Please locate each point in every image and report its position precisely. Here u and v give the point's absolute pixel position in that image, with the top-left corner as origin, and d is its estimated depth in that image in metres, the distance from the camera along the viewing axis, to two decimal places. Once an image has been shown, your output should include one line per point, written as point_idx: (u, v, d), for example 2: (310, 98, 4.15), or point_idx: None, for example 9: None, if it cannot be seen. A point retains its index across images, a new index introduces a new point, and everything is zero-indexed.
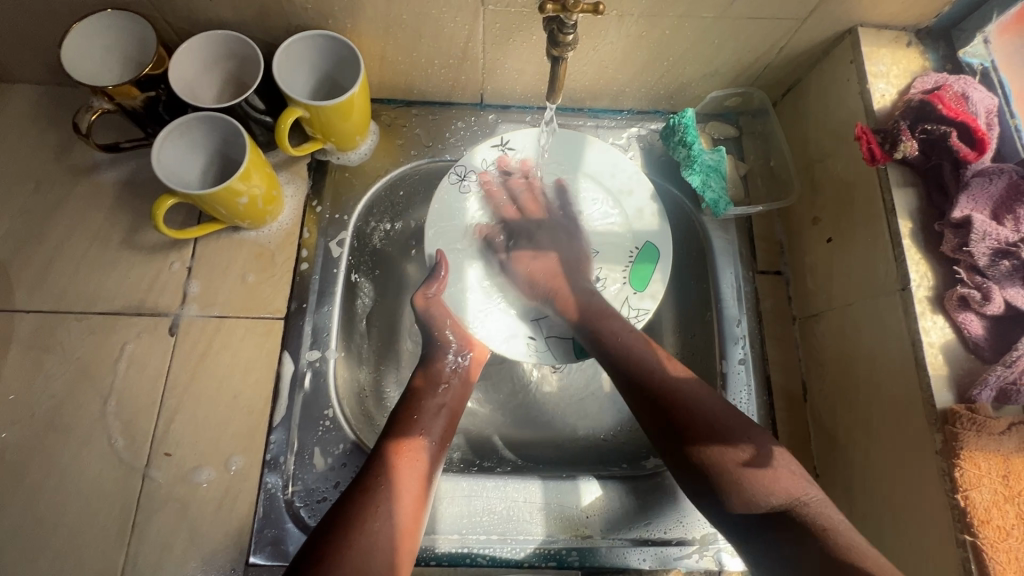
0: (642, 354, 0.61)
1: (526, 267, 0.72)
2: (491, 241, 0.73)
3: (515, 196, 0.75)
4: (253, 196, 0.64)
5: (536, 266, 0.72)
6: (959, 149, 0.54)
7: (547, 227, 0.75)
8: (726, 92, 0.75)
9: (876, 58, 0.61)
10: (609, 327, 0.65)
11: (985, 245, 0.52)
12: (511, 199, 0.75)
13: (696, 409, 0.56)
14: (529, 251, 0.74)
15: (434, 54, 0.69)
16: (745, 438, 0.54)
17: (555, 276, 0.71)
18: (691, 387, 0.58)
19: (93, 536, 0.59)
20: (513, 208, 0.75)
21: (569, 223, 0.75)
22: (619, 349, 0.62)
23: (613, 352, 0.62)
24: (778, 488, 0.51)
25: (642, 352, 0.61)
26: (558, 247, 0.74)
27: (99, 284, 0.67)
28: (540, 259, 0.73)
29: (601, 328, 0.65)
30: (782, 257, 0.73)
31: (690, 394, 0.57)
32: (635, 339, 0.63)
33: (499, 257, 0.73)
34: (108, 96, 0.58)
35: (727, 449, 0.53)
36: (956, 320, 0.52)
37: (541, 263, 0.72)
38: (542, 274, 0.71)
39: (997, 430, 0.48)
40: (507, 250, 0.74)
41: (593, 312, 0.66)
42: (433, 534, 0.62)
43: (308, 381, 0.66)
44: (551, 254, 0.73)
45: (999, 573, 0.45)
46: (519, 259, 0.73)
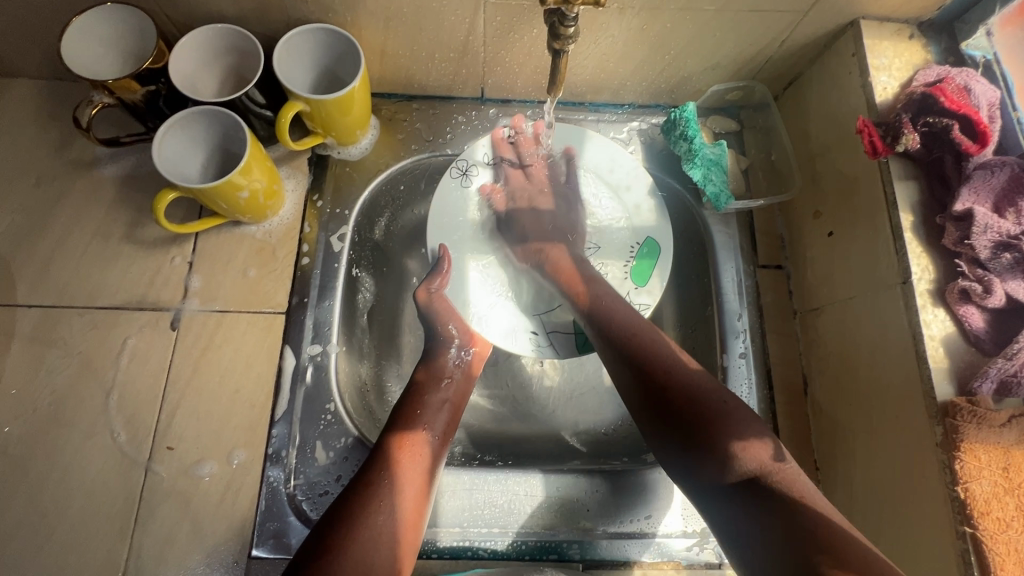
0: (627, 321, 0.62)
1: (522, 230, 0.74)
2: (494, 201, 0.74)
3: (524, 159, 0.75)
4: (254, 191, 0.64)
5: (534, 232, 0.73)
6: (961, 142, 0.54)
7: (546, 194, 0.75)
8: (727, 86, 0.75)
9: (878, 51, 0.61)
10: (596, 293, 0.66)
11: (986, 238, 0.52)
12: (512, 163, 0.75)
13: (676, 375, 0.57)
14: (530, 215, 0.74)
15: (435, 48, 0.68)
16: (719, 405, 0.54)
17: (547, 243, 0.72)
18: (670, 355, 0.59)
19: (96, 529, 0.59)
20: (521, 174, 0.76)
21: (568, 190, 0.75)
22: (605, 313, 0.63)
23: (599, 317, 0.63)
24: (753, 454, 0.51)
25: (628, 319, 0.63)
26: (555, 209, 0.75)
27: (101, 279, 0.68)
28: (536, 224, 0.74)
29: (591, 291, 0.66)
30: (784, 251, 0.73)
31: (670, 359, 0.58)
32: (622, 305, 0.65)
33: (500, 215, 0.74)
34: (109, 90, 0.58)
35: (703, 416, 0.54)
36: (957, 313, 0.52)
37: (539, 225, 0.74)
38: (536, 241, 0.72)
39: (997, 423, 0.48)
40: (506, 210, 0.74)
41: (579, 274, 0.68)
42: (434, 527, 0.62)
43: (309, 375, 0.67)
44: (548, 219, 0.74)
45: (998, 564, 0.45)
46: (518, 219, 0.74)
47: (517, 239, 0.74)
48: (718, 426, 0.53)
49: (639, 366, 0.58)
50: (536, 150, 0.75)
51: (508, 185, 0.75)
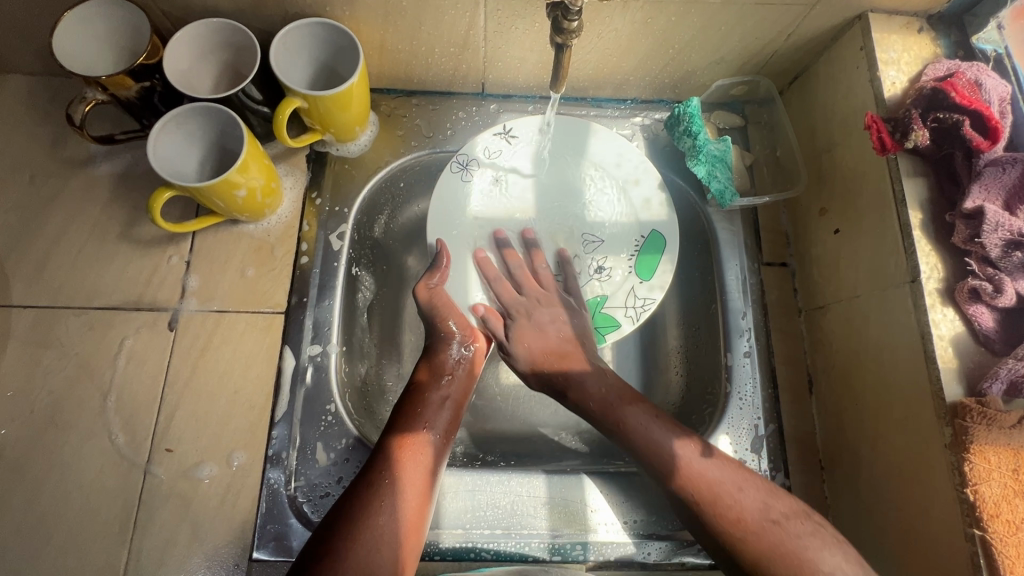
0: (667, 441, 0.58)
1: (527, 351, 0.68)
2: (491, 320, 0.69)
3: (513, 272, 0.71)
4: (252, 188, 0.63)
5: (546, 347, 0.68)
6: (972, 138, 0.53)
7: (546, 303, 0.70)
8: (732, 81, 0.74)
9: (887, 45, 0.60)
10: (630, 414, 0.60)
11: (997, 236, 0.51)
12: (509, 275, 0.71)
13: (735, 502, 0.54)
14: (530, 330, 0.69)
15: (435, 42, 0.67)
16: (795, 535, 0.52)
17: (562, 358, 0.66)
18: (725, 475, 0.55)
19: (95, 534, 0.59)
20: (514, 288, 0.71)
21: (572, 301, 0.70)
22: (643, 440, 0.59)
23: (636, 445, 0.59)
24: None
25: (666, 439, 0.58)
26: (559, 319, 0.69)
27: (97, 278, 0.67)
28: (542, 339, 0.68)
29: (622, 416, 0.61)
30: (788, 248, 0.73)
31: (723, 481, 0.55)
32: (659, 420, 0.60)
33: (501, 340, 0.69)
34: (102, 86, 0.57)
35: (777, 549, 0.51)
36: (967, 313, 0.51)
37: (545, 341, 0.68)
38: (547, 357, 0.67)
39: (1007, 424, 0.47)
40: (507, 327, 0.69)
41: (602, 407, 0.62)
42: (437, 529, 0.62)
43: (309, 376, 0.66)
44: (553, 332, 0.68)
45: (1009, 567, 0.45)
46: (521, 339, 0.69)
47: (525, 363, 0.68)
48: (797, 558, 0.50)
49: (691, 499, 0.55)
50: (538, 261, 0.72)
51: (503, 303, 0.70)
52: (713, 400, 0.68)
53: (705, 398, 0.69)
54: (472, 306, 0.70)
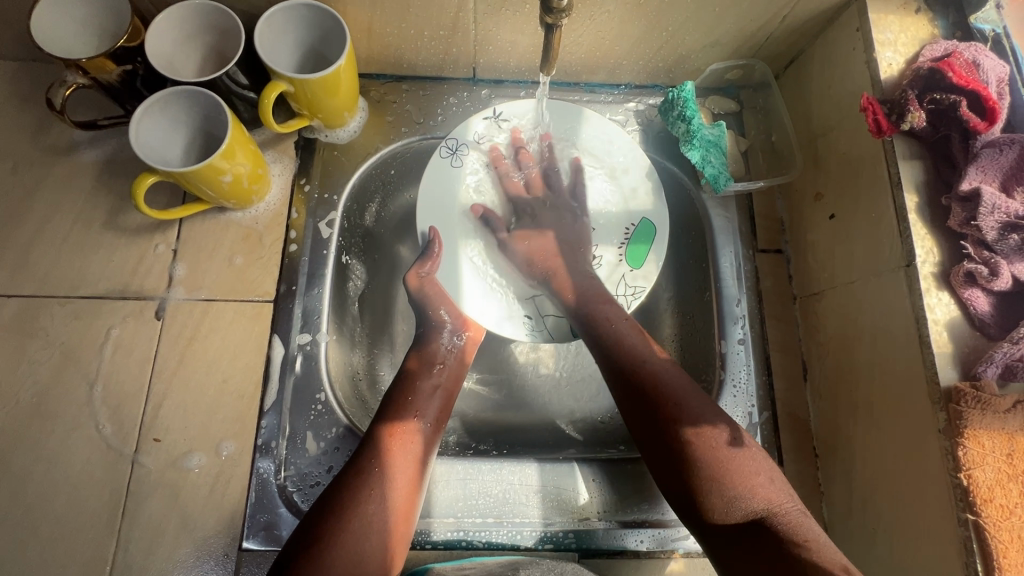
0: (637, 346, 0.59)
1: (527, 245, 0.70)
2: (490, 219, 0.70)
3: (504, 181, 0.72)
4: (238, 175, 0.62)
5: (537, 248, 0.69)
6: (969, 119, 0.52)
7: (548, 210, 0.71)
8: (727, 64, 0.73)
9: (884, 25, 0.59)
10: (606, 313, 0.62)
11: (994, 218, 0.50)
12: (505, 178, 0.72)
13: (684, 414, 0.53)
14: (531, 232, 0.71)
15: (424, 25, 0.66)
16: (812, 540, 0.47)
17: (554, 256, 0.69)
18: (684, 386, 0.55)
19: (83, 524, 0.58)
20: (521, 186, 0.72)
21: (574, 207, 0.71)
22: (614, 337, 0.60)
23: (606, 339, 0.60)
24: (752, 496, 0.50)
25: (637, 344, 0.59)
26: (560, 227, 0.71)
27: (82, 267, 0.66)
28: (543, 239, 0.70)
29: (597, 312, 0.63)
30: (783, 235, 0.72)
31: (679, 391, 0.55)
32: (630, 329, 0.61)
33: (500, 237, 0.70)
34: (83, 69, 0.56)
35: (710, 459, 0.51)
36: (962, 297, 0.50)
37: (539, 242, 0.70)
38: (541, 255, 0.69)
39: (1002, 408, 0.46)
40: (508, 230, 0.71)
41: (590, 295, 0.64)
42: (427, 518, 0.61)
43: (299, 365, 0.65)
44: (556, 237, 0.70)
45: (1002, 551, 0.44)
46: (520, 238, 0.70)
47: (522, 256, 0.69)
48: (723, 465, 0.50)
49: (644, 399, 0.55)
50: (525, 169, 0.73)
51: (511, 203, 0.72)
52: (707, 388, 0.67)
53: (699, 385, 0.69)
54: (471, 208, 0.70)
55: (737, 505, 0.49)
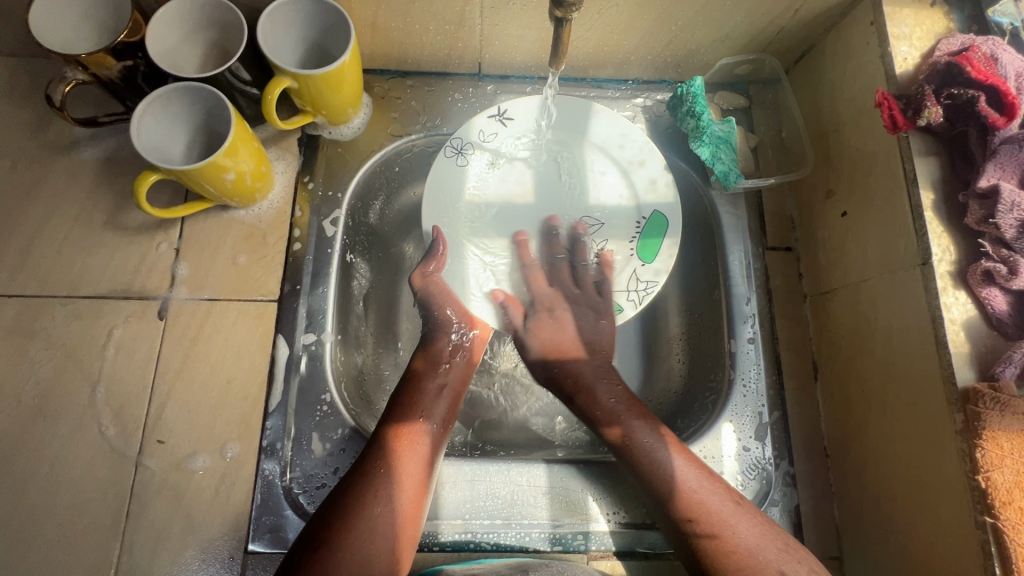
0: (666, 463, 0.56)
1: (540, 343, 0.68)
2: (509, 310, 0.67)
3: (550, 263, 0.71)
4: (241, 172, 0.61)
5: (554, 348, 0.67)
6: (988, 115, 0.51)
7: (574, 302, 0.69)
8: (737, 59, 0.72)
9: (899, 19, 0.58)
10: (635, 427, 0.59)
11: (1013, 216, 0.49)
12: (555, 260, 0.71)
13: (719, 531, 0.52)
14: (548, 326, 0.68)
15: (429, 20, 0.65)
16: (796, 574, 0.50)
17: (564, 358, 0.67)
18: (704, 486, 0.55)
19: (86, 527, 0.57)
20: (546, 278, 0.71)
21: (600, 301, 0.68)
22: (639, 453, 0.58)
23: (633, 461, 0.58)
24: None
25: (666, 462, 0.56)
26: (580, 317, 0.68)
27: (84, 267, 0.65)
28: (562, 335, 0.68)
29: (626, 428, 0.60)
30: (793, 233, 0.71)
31: (719, 517, 0.53)
32: (660, 442, 0.58)
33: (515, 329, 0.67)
34: (82, 65, 0.55)
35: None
36: (980, 296, 0.49)
37: (557, 339, 0.68)
38: (556, 361, 0.67)
39: (1022, 410, 0.45)
40: (527, 321, 0.68)
41: (607, 418, 0.61)
42: (435, 520, 0.61)
43: (304, 365, 0.64)
44: (570, 335, 0.68)
45: (1023, 556, 0.43)
46: (536, 331, 0.68)
47: (537, 354, 0.68)
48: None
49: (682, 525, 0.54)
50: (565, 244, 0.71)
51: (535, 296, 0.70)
52: (716, 387, 0.67)
53: (709, 384, 0.68)
54: (489, 294, 0.68)
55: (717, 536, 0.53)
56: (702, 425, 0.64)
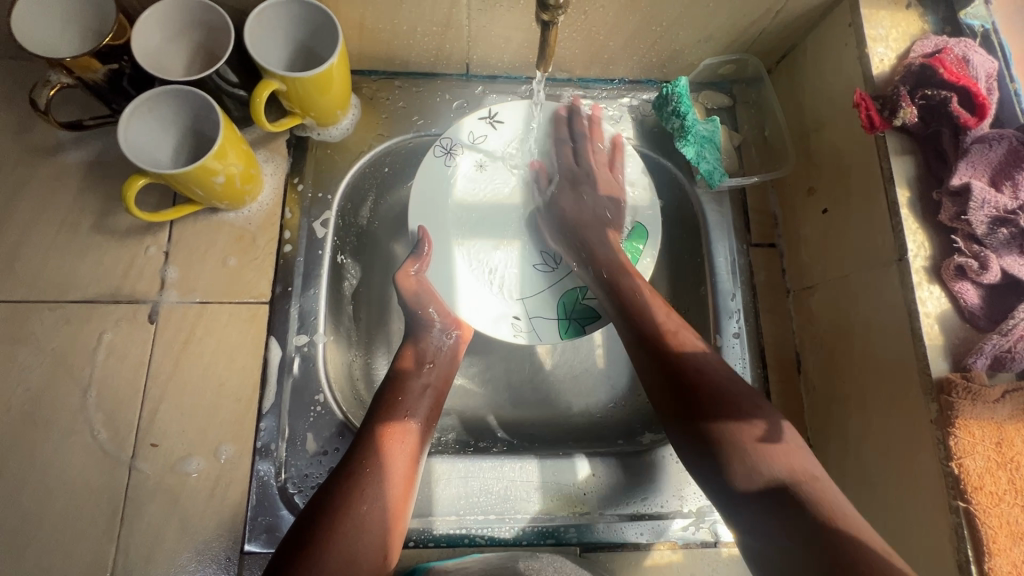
0: (665, 324, 0.60)
1: (558, 208, 0.71)
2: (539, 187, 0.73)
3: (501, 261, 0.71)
4: (230, 175, 0.61)
5: (571, 204, 0.71)
6: (960, 115, 0.53)
7: (579, 186, 0.72)
8: (721, 59, 0.73)
9: (876, 21, 0.59)
10: (673, 332, 0.59)
11: (983, 213, 0.51)
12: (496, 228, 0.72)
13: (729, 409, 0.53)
14: (569, 196, 0.72)
15: (417, 21, 0.65)
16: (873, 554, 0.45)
17: (583, 226, 0.69)
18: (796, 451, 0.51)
19: (80, 533, 0.58)
20: (569, 157, 0.73)
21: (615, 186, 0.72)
22: (638, 305, 0.61)
23: (625, 302, 0.62)
24: (774, 463, 0.50)
25: (658, 315, 0.60)
26: (598, 199, 0.71)
27: (71, 272, 0.64)
28: (571, 211, 0.71)
29: (620, 282, 0.63)
30: (776, 229, 0.73)
31: (722, 383, 0.55)
32: (657, 303, 0.62)
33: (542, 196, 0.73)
34: (67, 69, 0.55)
35: (751, 439, 0.52)
36: (953, 289, 0.51)
37: (580, 210, 0.70)
38: (574, 215, 0.70)
39: (992, 398, 0.48)
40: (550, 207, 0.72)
41: (611, 267, 0.65)
42: (428, 517, 0.62)
43: (296, 366, 0.65)
44: (583, 202, 0.71)
45: (990, 537, 0.46)
46: (558, 198, 0.72)
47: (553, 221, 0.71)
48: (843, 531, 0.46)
49: (673, 369, 0.57)
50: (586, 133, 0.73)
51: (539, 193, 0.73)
52: None
53: None
54: (416, 228, 0.67)
55: (756, 469, 0.51)
56: None
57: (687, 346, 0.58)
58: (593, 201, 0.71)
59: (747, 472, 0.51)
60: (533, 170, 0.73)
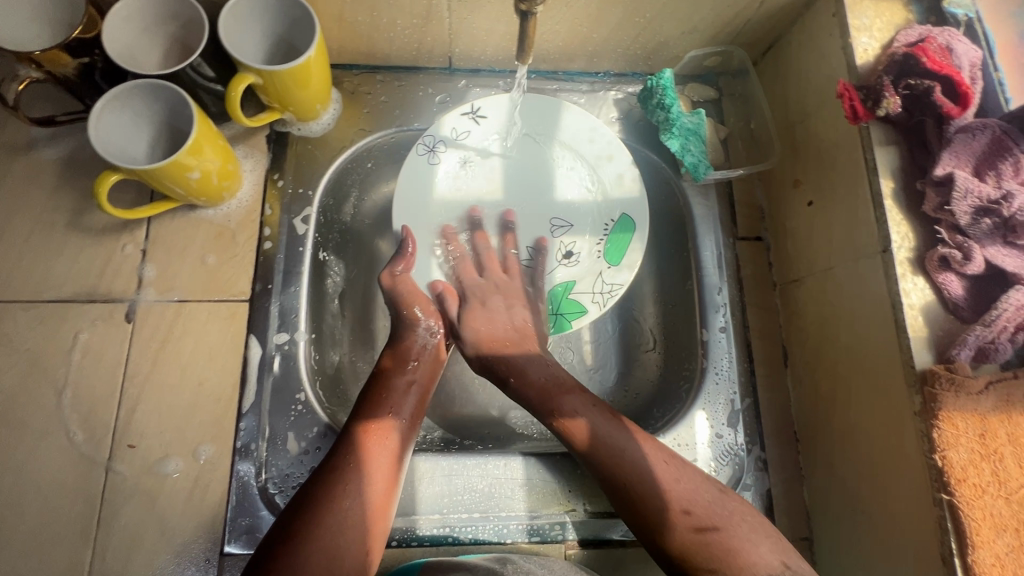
0: (604, 429, 0.57)
1: (474, 332, 0.65)
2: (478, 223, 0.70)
3: (479, 253, 0.69)
4: (207, 171, 0.60)
5: (489, 330, 0.66)
6: (943, 104, 0.52)
7: (496, 291, 0.68)
8: (705, 51, 0.73)
9: (859, 10, 0.59)
10: (607, 430, 0.57)
11: (967, 203, 0.50)
12: (475, 221, 0.70)
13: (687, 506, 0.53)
14: (483, 314, 0.67)
15: (397, 13, 0.64)
16: None
17: (506, 347, 0.65)
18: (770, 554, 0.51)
19: (56, 537, 0.57)
20: (474, 270, 0.69)
21: (529, 292, 0.68)
22: (570, 409, 0.59)
23: (569, 440, 0.58)
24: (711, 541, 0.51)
25: (602, 423, 0.58)
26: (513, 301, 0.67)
27: (46, 270, 0.63)
28: (492, 327, 0.66)
29: (550, 388, 0.61)
30: (763, 223, 0.72)
31: (685, 496, 0.54)
32: (597, 408, 0.59)
33: (450, 323, 0.66)
34: (36, 63, 0.53)
35: (717, 539, 0.51)
36: (936, 281, 0.51)
37: (491, 329, 0.66)
38: (495, 336, 0.65)
39: (974, 390, 0.47)
40: (462, 307, 0.67)
41: (540, 399, 0.60)
42: (412, 516, 0.61)
43: (277, 364, 0.64)
44: (506, 320, 0.66)
45: (973, 529, 0.45)
46: (469, 324, 0.66)
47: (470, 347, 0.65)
48: None
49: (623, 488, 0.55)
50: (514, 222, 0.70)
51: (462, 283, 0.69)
52: (689, 376, 0.68)
53: (682, 373, 0.69)
54: (404, 228, 0.66)
55: None
56: (677, 414, 0.65)
57: (629, 447, 0.56)
58: (507, 313, 0.67)
59: None
60: (471, 218, 0.70)
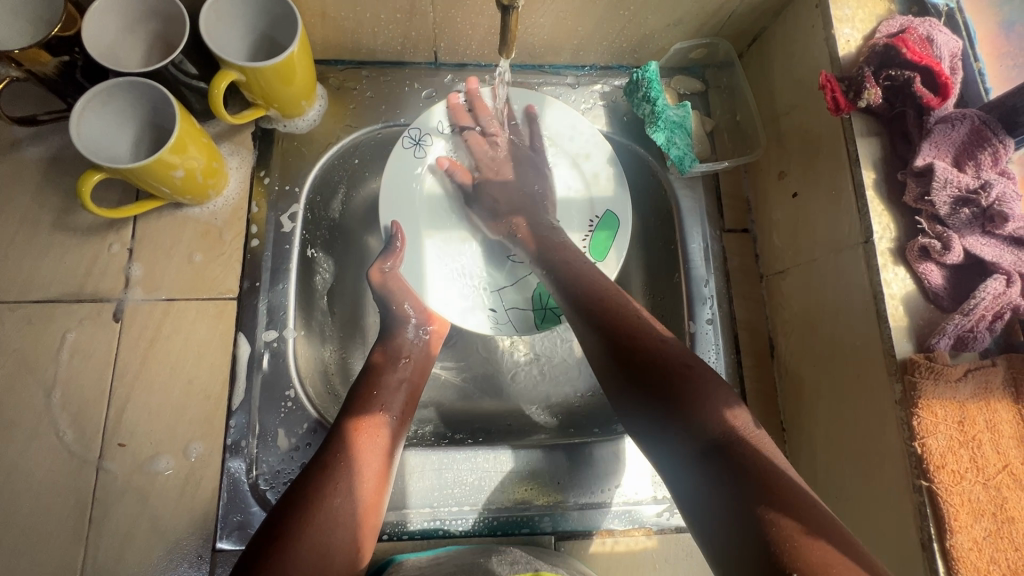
0: (598, 283, 0.59)
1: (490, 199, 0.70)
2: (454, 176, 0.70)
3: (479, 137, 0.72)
4: (191, 169, 0.59)
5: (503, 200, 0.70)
6: (923, 95, 0.53)
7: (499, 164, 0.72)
8: (690, 44, 0.73)
9: (841, 2, 0.59)
10: (604, 285, 0.59)
11: (946, 193, 0.51)
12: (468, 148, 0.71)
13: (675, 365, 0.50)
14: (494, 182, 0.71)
15: (380, 8, 0.64)
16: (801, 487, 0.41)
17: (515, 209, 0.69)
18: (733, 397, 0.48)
19: (49, 533, 0.57)
20: (482, 140, 0.72)
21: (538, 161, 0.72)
22: (583, 279, 0.60)
23: (568, 274, 0.61)
24: (712, 416, 0.46)
25: (597, 278, 0.60)
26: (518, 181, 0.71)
27: (32, 272, 0.63)
28: (504, 192, 0.71)
29: (565, 256, 0.63)
30: (750, 215, 0.73)
31: (670, 339, 0.53)
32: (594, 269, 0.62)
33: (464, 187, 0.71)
34: (16, 62, 0.53)
35: (689, 384, 0.49)
36: (917, 271, 0.51)
37: (501, 196, 0.70)
38: (507, 207, 0.69)
39: (954, 378, 0.48)
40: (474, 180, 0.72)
41: (552, 245, 0.65)
42: (403, 510, 0.61)
43: (265, 362, 0.64)
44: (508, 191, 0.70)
45: (953, 515, 0.46)
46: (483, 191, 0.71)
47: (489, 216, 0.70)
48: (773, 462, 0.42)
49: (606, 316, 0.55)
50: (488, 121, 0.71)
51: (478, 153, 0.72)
52: None
53: None
54: (391, 224, 0.66)
55: (700, 417, 0.46)
56: None
57: (620, 299, 0.57)
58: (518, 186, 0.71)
59: (681, 425, 0.47)
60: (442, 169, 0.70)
